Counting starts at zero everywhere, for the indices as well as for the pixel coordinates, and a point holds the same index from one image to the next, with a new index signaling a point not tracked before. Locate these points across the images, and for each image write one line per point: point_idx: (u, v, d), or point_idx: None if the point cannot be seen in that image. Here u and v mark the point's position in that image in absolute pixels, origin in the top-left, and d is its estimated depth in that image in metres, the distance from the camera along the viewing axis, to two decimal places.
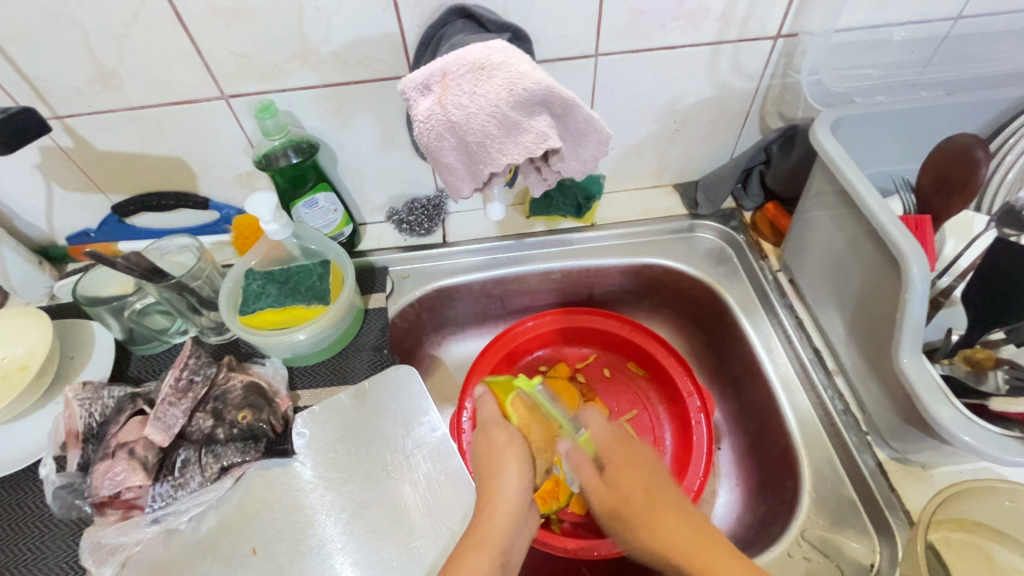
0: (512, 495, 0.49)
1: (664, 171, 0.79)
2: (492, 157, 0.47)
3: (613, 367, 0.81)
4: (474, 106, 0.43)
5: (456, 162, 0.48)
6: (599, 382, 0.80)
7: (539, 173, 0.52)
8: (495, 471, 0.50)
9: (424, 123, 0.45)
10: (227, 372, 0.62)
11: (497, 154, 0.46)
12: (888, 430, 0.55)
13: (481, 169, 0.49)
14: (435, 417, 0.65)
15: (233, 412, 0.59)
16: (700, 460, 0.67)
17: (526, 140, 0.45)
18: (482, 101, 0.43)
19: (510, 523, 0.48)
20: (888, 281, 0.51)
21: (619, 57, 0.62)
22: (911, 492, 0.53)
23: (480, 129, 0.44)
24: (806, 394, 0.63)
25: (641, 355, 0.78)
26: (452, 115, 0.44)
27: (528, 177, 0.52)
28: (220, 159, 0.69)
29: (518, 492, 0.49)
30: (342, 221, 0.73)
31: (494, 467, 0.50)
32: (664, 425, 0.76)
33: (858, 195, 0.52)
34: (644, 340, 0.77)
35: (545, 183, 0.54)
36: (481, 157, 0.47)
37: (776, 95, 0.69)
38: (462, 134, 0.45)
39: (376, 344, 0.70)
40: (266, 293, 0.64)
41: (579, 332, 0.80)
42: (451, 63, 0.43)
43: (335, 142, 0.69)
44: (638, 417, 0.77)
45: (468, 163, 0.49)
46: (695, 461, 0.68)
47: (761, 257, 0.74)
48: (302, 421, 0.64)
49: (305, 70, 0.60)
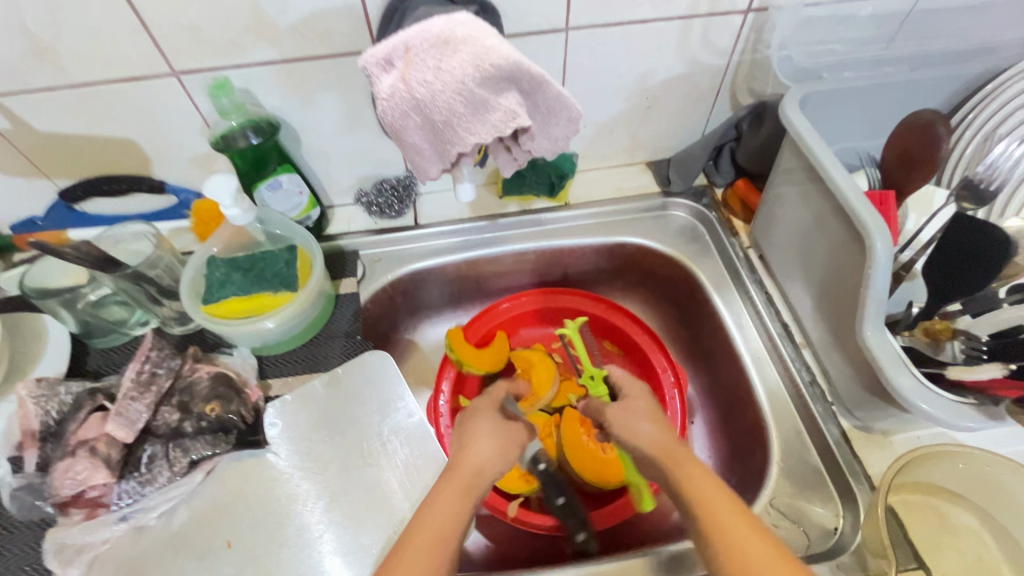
0: (485, 460, 0.47)
1: (637, 149, 0.78)
2: (459, 137, 0.44)
3: (589, 346, 0.82)
4: (440, 83, 0.41)
5: (423, 142, 0.46)
6: None
7: (509, 152, 0.50)
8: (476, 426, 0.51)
9: (388, 101, 0.43)
10: (193, 364, 0.60)
11: (466, 134, 0.44)
12: (852, 401, 0.57)
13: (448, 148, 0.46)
14: (411, 402, 0.64)
15: (200, 405, 0.57)
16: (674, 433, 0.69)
17: (494, 119, 0.44)
18: (447, 77, 0.41)
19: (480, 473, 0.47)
20: (853, 256, 0.52)
21: (590, 32, 0.61)
22: (873, 458, 0.56)
23: (447, 107, 0.42)
24: (775, 367, 0.64)
25: (617, 333, 0.79)
26: (416, 92, 0.42)
27: (497, 156, 0.50)
28: (175, 141, 0.65)
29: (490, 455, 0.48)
30: (310, 203, 0.70)
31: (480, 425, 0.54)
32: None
33: (826, 172, 0.53)
34: (620, 319, 0.78)
35: (516, 163, 0.51)
36: (447, 136, 0.45)
37: (747, 71, 0.68)
38: (428, 113, 0.43)
39: (348, 330, 0.69)
40: (230, 282, 0.62)
41: (555, 312, 0.80)
42: (414, 37, 0.42)
43: (298, 121, 0.66)
44: None
45: (434, 143, 0.46)
46: None
47: (732, 235, 0.75)
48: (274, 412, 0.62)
49: (261, 45, 0.57)
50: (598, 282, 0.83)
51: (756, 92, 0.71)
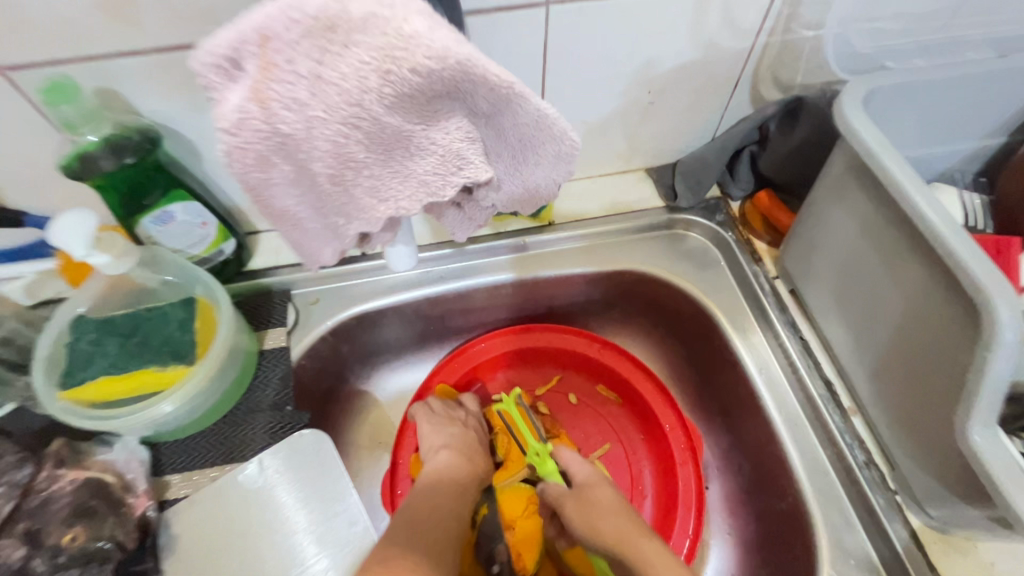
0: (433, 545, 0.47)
1: (635, 154, 0.63)
2: (363, 203, 0.31)
3: (580, 393, 0.67)
4: (319, 104, 0.26)
5: (304, 208, 0.31)
6: (564, 411, 0.67)
7: (459, 210, 0.36)
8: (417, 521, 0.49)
9: (238, 135, 0.26)
10: (52, 471, 0.45)
11: (368, 192, 0.30)
12: (927, 496, 0.44)
13: (342, 222, 0.32)
14: (354, 501, 0.50)
15: (56, 534, 0.42)
16: (690, 514, 0.56)
17: (424, 168, 0.30)
18: (335, 96, 0.26)
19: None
20: (942, 313, 0.39)
21: (578, 8, 0.45)
22: (954, 570, 0.43)
23: (334, 147, 0.28)
24: (817, 437, 0.51)
25: (614, 379, 0.64)
26: (282, 125, 0.26)
27: (443, 215, 0.36)
28: (19, 160, 0.48)
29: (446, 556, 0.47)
30: (219, 235, 0.54)
31: (431, 511, 0.51)
32: (644, 463, 0.63)
33: (901, 198, 0.39)
34: (618, 362, 0.63)
35: (473, 222, 0.38)
36: (345, 205, 0.31)
37: (776, 56, 0.54)
38: (298, 155, 0.28)
39: (276, 400, 0.53)
40: (101, 354, 0.46)
41: (538, 352, 0.66)
42: (275, 22, 0.25)
43: (190, 130, 0.49)
44: (611, 453, 0.64)
45: (321, 210, 0.31)
46: (682, 514, 0.56)
47: (755, 261, 0.60)
48: (277, 463, 0.50)
49: (115, 28, 0.40)
50: (590, 315, 0.69)
51: (784, 83, 0.56)
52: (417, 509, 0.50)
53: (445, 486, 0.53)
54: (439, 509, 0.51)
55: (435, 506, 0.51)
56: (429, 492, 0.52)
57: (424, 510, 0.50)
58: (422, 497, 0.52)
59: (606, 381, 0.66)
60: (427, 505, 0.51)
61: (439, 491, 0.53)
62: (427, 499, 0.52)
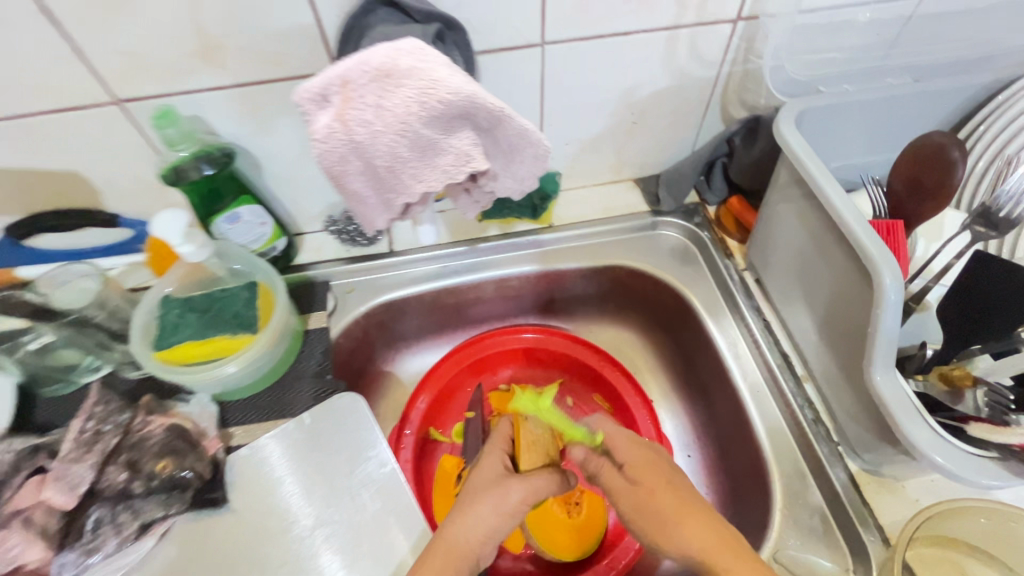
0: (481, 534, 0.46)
1: (623, 166, 0.74)
2: (406, 184, 0.41)
3: (577, 397, 0.76)
4: (381, 123, 0.37)
5: (365, 189, 0.42)
6: (562, 412, 0.76)
7: (469, 195, 0.46)
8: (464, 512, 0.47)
9: (323, 143, 0.38)
10: (144, 417, 0.55)
11: (411, 180, 0.41)
12: (860, 442, 0.53)
13: (394, 197, 0.43)
14: (383, 450, 0.59)
15: (151, 462, 0.53)
16: None
17: (446, 163, 0.40)
18: (389, 117, 0.37)
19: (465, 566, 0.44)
20: (861, 287, 0.48)
21: (569, 46, 0.56)
22: (885, 506, 0.51)
23: (389, 149, 0.38)
24: (776, 402, 0.60)
25: (609, 388, 0.74)
26: (356, 135, 0.38)
27: (457, 199, 0.47)
28: (124, 172, 0.60)
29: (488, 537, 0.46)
30: (274, 233, 0.66)
31: (475, 544, 0.46)
32: None
33: (825, 195, 0.48)
34: (615, 371, 0.73)
35: (480, 205, 0.48)
36: (395, 182, 0.41)
37: (738, 82, 0.64)
38: (367, 156, 0.39)
39: (318, 369, 0.64)
40: (184, 324, 0.57)
41: (547, 355, 0.77)
42: (353, 70, 0.37)
43: (257, 148, 0.61)
44: None
45: (378, 192, 0.42)
46: None
47: (726, 256, 0.70)
48: (280, 450, 0.59)
49: (210, 69, 0.52)
50: (587, 308, 0.79)
51: (748, 105, 0.67)
52: (451, 544, 0.46)
53: (491, 510, 0.47)
54: (478, 543, 0.46)
55: (472, 541, 0.46)
56: (471, 522, 0.47)
57: (461, 546, 0.46)
58: (457, 531, 0.46)
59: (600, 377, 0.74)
60: (473, 535, 0.46)
61: (487, 517, 0.47)
62: (466, 532, 0.46)
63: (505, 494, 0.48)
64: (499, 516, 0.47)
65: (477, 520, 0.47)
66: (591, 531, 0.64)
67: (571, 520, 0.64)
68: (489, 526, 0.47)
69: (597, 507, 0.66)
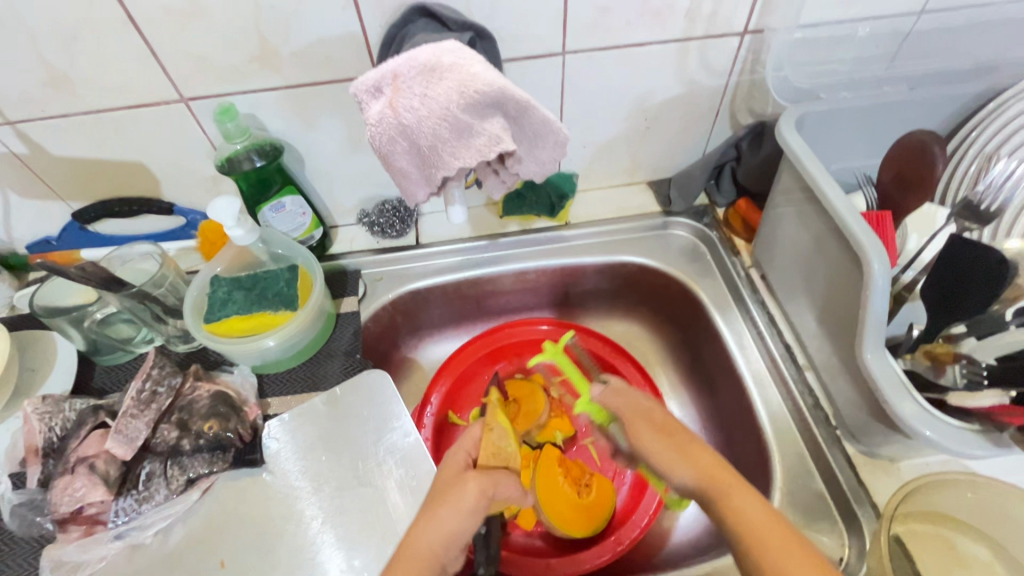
0: (437, 537, 0.45)
1: (637, 169, 0.78)
2: (445, 161, 0.47)
3: None
4: (425, 110, 0.43)
5: (410, 166, 0.48)
6: None
7: (498, 176, 0.52)
8: (426, 514, 0.47)
9: (376, 127, 0.44)
10: (193, 382, 0.61)
11: (449, 157, 0.46)
12: (857, 427, 0.55)
13: (435, 172, 0.49)
14: (407, 422, 0.64)
15: (199, 423, 0.58)
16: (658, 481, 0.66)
17: (479, 144, 0.46)
18: (433, 104, 0.43)
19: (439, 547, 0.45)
20: (853, 277, 0.52)
21: (587, 55, 0.62)
22: (878, 484, 0.54)
23: (432, 132, 0.44)
24: (778, 390, 0.63)
25: (618, 378, 0.77)
26: (403, 119, 0.44)
27: (487, 179, 0.53)
28: (183, 164, 0.67)
29: (450, 531, 0.45)
30: (312, 224, 0.71)
31: (439, 547, 0.45)
32: None
33: (822, 191, 0.52)
34: (623, 363, 0.76)
35: (505, 185, 0.54)
36: (435, 160, 0.47)
37: (746, 91, 0.69)
38: (413, 137, 0.45)
39: (348, 348, 0.69)
40: (232, 301, 0.63)
41: None
42: (402, 66, 0.44)
43: (301, 144, 0.67)
44: None
45: (421, 166, 0.48)
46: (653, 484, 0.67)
47: (734, 254, 0.74)
48: (298, 424, 0.63)
49: (266, 72, 0.59)
50: (599, 303, 0.83)
51: (756, 112, 0.71)
52: (415, 553, 0.44)
53: (455, 512, 0.46)
54: (443, 548, 0.45)
55: (437, 546, 0.45)
56: (434, 525, 0.46)
57: (425, 550, 0.45)
58: (420, 535, 0.45)
59: (612, 369, 0.76)
60: (439, 539, 0.45)
61: (451, 519, 0.46)
62: (426, 538, 0.45)
63: (462, 497, 0.47)
64: (456, 523, 0.46)
65: (442, 521, 0.46)
66: (600, 509, 0.67)
67: (579, 499, 0.67)
68: (451, 531, 0.45)
69: (605, 488, 0.69)
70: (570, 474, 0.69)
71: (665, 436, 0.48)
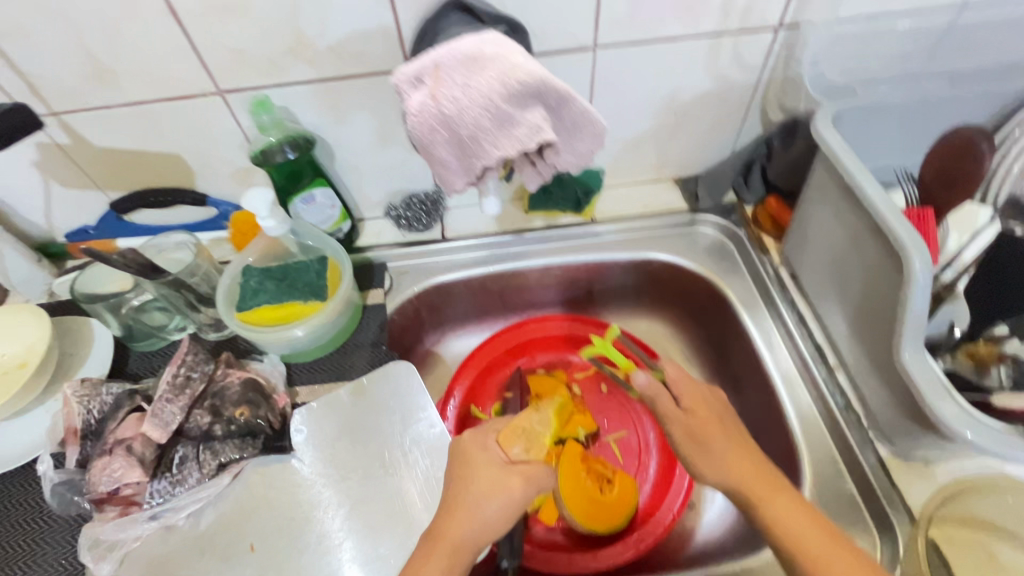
0: (472, 534, 0.46)
1: (664, 165, 0.78)
2: (485, 151, 0.47)
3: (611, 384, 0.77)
4: (467, 100, 0.44)
5: (450, 157, 0.48)
6: (595, 396, 0.76)
7: (534, 167, 0.52)
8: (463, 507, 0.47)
9: (417, 116, 0.46)
10: (225, 369, 0.62)
11: (490, 147, 0.47)
12: (890, 427, 0.55)
13: (474, 163, 0.49)
14: (433, 413, 0.64)
15: (231, 409, 0.59)
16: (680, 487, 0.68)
17: (520, 134, 0.46)
18: (475, 93, 0.44)
19: (479, 525, 0.47)
20: (891, 277, 0.51)
21: (618, 51, 0.61)
22: (912, 488, 0.53)
23: (473, 122, 0.45)
24: (807, 390, 0.63)
25: None
26: (445, 109, 0.45)
27: (523, 172, 0.53)
28: (217, 156, 0.68)
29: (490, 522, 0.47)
30: (340, 216, 0.72)
31: (477, 537, 0.46)
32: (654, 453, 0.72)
33: (860, 190, 0.51)
34: None
35: (541, 178, 0.54)
36: (476, 150, 0.47)
37: (778, 87, 0.68)
38: (454, 127, 0.46)
39: (374, 340, 0.70)
40: (263, 290, 0.64)
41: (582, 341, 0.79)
42: (443, 57, 0.45)
43: (332, 137, 0.68)
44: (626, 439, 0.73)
45: (461, 157, 0.49)
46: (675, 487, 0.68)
47: (762, 252, 0.73)
48: (324, 414, 0.64)
49: (301, 65, 0.59)
50: (624, 300, 0.82)
51: (788, 109, 0.70)
52: (455, 542, 0.46)
53: (498, 505, 0.48)
54: (484, 537, 0.47)
55: (478, 536, 0.47)
56: (473, 518, 0.47)
57: (464, 541, 0.46)
58: (461, 527, 0.47)
59: None
60: (479, 528, 0.47)
61: (494, 511, 0.47)
62: (468, 528, 0.46)
63: (511, 494, 0.49)
64: (509, 512, 0.48)
65: (480, 518, 0.47)
66: (621, 507, 0.66)
67: (601, 496, 0.66)
68: (491, 527, 0.47)
69: (628, 486, 0.68)
70: (593, 470, 0.67)
71: (722, 436, 0.49)
